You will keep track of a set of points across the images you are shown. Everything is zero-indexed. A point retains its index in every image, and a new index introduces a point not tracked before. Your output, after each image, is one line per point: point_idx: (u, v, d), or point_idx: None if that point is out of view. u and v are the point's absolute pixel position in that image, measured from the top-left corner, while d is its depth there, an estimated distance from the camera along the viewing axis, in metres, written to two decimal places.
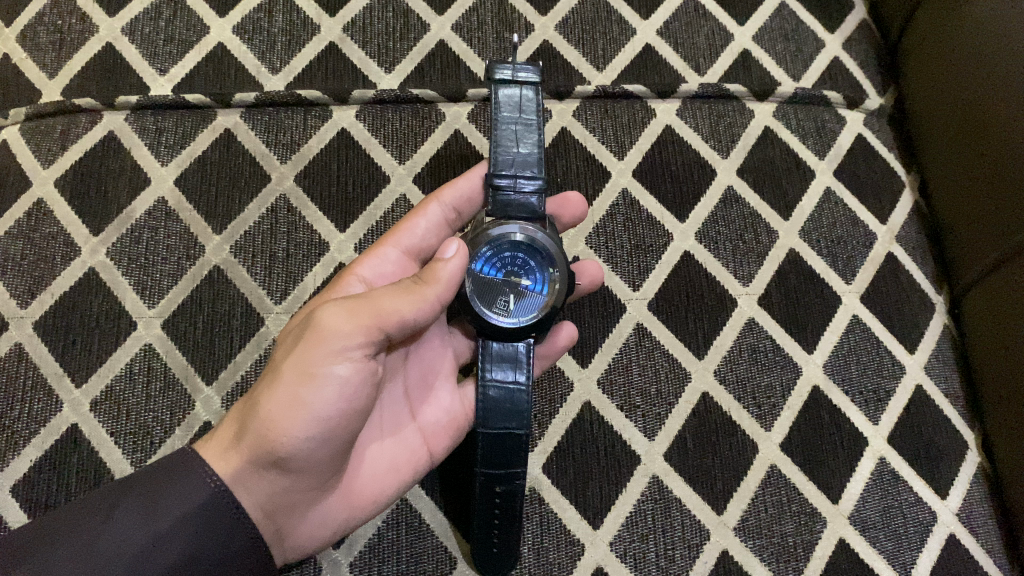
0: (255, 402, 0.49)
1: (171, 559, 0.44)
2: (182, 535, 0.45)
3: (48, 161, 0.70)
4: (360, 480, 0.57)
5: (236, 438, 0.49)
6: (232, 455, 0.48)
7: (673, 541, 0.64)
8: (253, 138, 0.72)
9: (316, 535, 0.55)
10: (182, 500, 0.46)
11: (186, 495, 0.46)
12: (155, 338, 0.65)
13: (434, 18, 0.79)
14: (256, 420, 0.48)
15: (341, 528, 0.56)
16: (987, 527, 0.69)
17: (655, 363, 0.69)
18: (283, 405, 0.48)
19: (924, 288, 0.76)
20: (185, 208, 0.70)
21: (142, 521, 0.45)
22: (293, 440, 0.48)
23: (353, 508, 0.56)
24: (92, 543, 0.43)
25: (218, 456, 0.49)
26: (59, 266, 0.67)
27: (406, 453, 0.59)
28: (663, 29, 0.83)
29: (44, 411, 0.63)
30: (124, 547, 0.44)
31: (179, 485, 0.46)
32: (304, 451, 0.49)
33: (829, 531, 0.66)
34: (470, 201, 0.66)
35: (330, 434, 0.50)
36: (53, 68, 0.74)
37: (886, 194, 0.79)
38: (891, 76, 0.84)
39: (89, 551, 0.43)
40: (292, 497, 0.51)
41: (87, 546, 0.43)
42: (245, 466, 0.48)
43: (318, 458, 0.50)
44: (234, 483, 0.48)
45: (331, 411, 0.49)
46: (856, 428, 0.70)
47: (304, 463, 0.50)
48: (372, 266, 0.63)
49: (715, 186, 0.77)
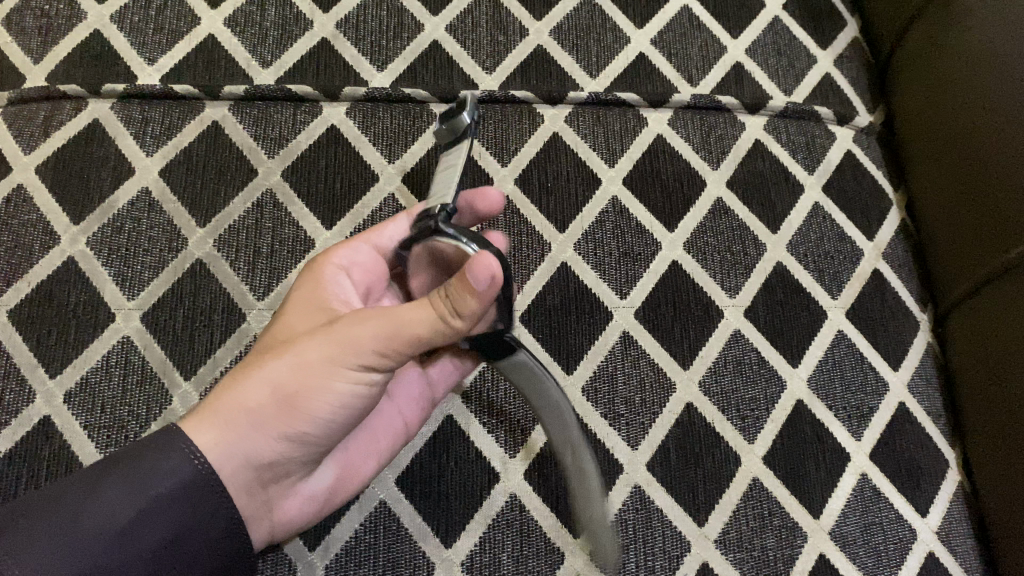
0: (274, 385, 0.49)
1: (155, 541, 0.45)
2: (164, 518, 0.45)
3: (30, 147, 0.69)
4: (347, 457, 0.58)
5: (242, 415, 0.49)
6: (242, 435, 0.49)
7: (653, 552, 0.64)
8: (241, 131, 0.71)
9: (305, 511, 0.56)
10: (160, 482, 0.45)
11: (168, 477, 0.46)
12: (134, 331, 0.64)
13: (428, 18, 0.79)
14: (277, 404, 0.49)
15: (327, 503, 0.58)
16: (966, 546, 0.69)
17: (640, 373, 0.69)
18: (308, 393, 0.49)
19: (909, 306, 0.76)
20: (169, 200, 0.69)
21: (121, 506, 0.44)
22: (311, 420, 0.50)
23: (341, 482, 0.58)
24: (68, 530, 0.43)
25: (224, 429, 0.49)
26: (38, 254, 0.66)
27: (386, 427, 0.60)
28: (657, 39, 0.83)
29: (16, 400, 0.61)
30: (107, 527, 0.43)
31: (156, 465, 0.46)
32: (315, 433, 0.51)
33: (810, 545, 0.66)
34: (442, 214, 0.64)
35: (340, 419, 0.52)
36: (38, 53, 0.73)
37: (874, 211, 0.79)
38: (881, 95, 0.85)
39: (72, 534, 0.43)
40: (290, 473, 0.53)
41: (64, 530, 0.43)
42: (254, 445, 0.49)
43: (328, 438, 0.52)
44: (239, 460, 0.49)
45: (350, 401, 0.51)
46: (839, 444, 0.70)
47: (314, 442, 0.52)
48: (347, 254, 0.60)
49: (705, 197, 0.76)
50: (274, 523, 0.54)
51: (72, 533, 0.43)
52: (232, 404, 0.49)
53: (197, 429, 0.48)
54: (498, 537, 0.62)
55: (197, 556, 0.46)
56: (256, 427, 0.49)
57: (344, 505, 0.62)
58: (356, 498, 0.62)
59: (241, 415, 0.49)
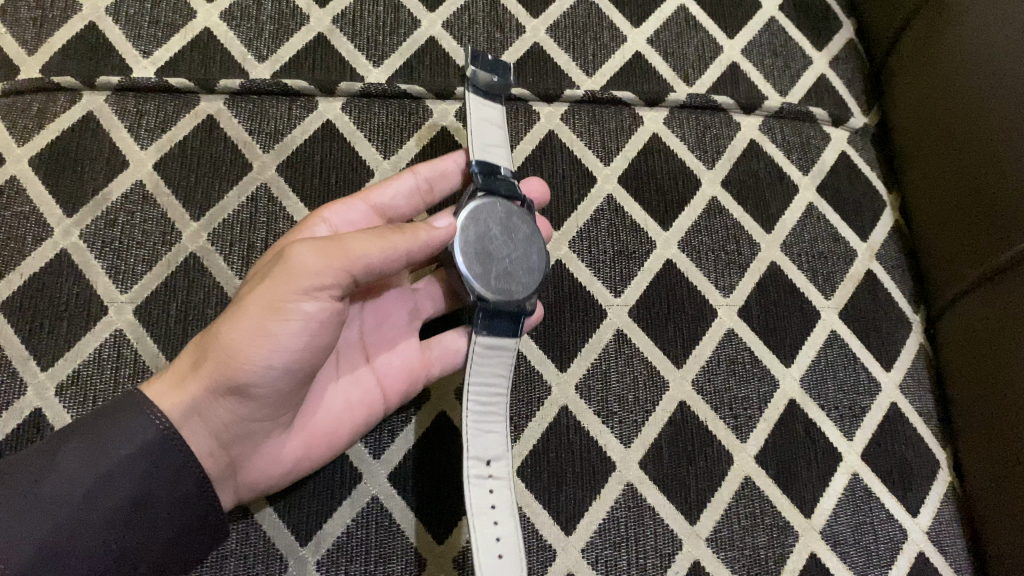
0: (221, 332, 0.51)
1: (116, 502, 0.46)
2: (125, 480, 0.46)
3: (23, 139, 0.68)
4: (314, 421, 0.59)
5: (195, 367, 0.52)
6: (196, 393, 0.51)
7: (645, 550, 0.64)
8: (236, 125, 0.71)
9: (271, 477, 0.57)
10: (124, 443, 0.47)
11: (128, 440, 0.47)
12: (126, 324, 0.64)
13: (425, 14, 0.79)
14: (217, 354, 0.51)
15: (298, 467, 0.58)
16: (956, 546, 0.69)
17: (634, 371, 0.69)
18: (250, 336, 0.50)
19: (902, 306, 0.76)
20: (163, 193, 0.68)
21: (85, 469, 0.46)
22: (255, 369, 0.51)
23: (310, 448, 0.58)
24: (35, 493, 0.45)
25: (177, 383, 0.51)
26: (30, 246, 0.65)
27: (361, 395, 0.61)
28: (654, 38, 0.83)
29: (8, 393, 0.61)
30: (70, 488, 0.45)
31: (122, 427, 0.47)
32: (261, 384, 0.51)
33: (801, 545, 0.66)
34: (447, 176, 0.66)
35: (289, 370, 0.52)
36: (33, 44, 0.72)
37: (867, 212, 0.80)
38: (876, 96, 0.85)
39: (38, 495, 0.45)
40: (253, 429, 0.54)
41: (32, 491, 0.45)
42: (205, 400, 0.51)
43: (276, 390, 0.52)
44: (196, 419, 0.51)
45: (291, 344, 0.51)
46: (831, 443, 0.70)
47: (265, 393, 0.52)
48: (337, 212, 0.62)
49: (700, 197, 0.77)
50: (239, 484, 0.55)
51: (39, 496, 0.45)
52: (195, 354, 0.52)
53: (157, 385, 0.51)
54: None
55: (162, 517, 0.48)
56: (203, 375, 0.51)
57: (336, 500, 0.61)
58: (349, 493, 0.62)
59: (194, 367, 0.51)
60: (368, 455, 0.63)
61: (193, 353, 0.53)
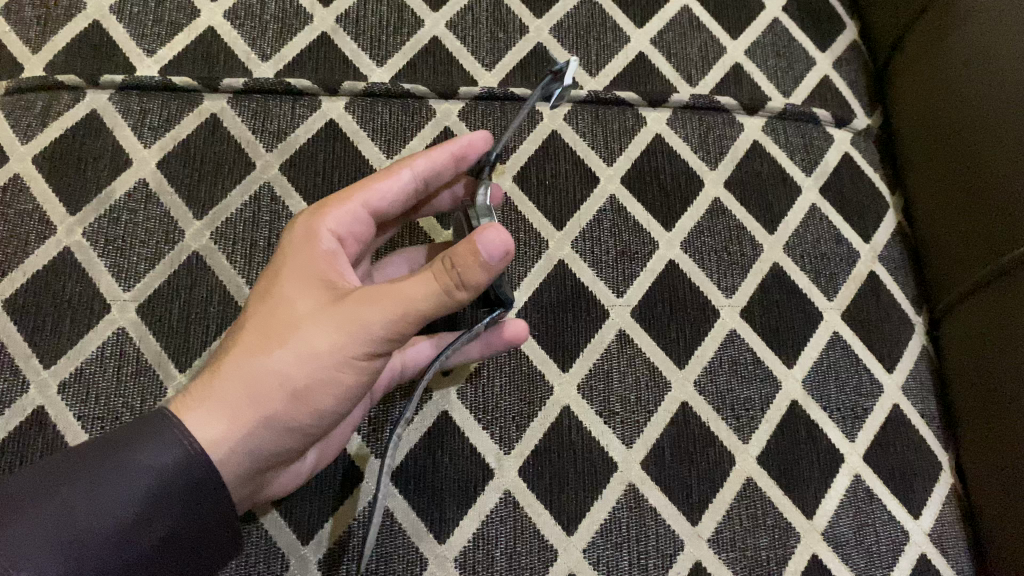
0: (282, 373, 0.49)
1: (149, 538, 0.43)
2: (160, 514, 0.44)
3: (27, 137, 0.68)
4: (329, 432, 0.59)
5: (247, 403, 0.48)
6: (252, 429, 0.48)
7: (646, 551, 0.64)
8: (239, 124, 0.71)
9: (283, 483, 0.57)
10: (150, 474, 0.44)
11: (159, 467, 0.44)
12: (129, 322, 0.64)
13: (428, 14, 0.79)
14: (282, 394, 0.49)
15: (304, 473, 0.59)
16: (958, 548, 0.69)
17: (636, 371, 0.69)
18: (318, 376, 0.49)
19: (904, 308, 0.76)
20: (166, 192, 0.68)
21: (114, 498, 0.43)
22: (316, 407, 0.50)
23: (321, 458, 0.60)
24: (62, 525, 0.41)
25: (231, 418, 0.48)
26: (34, 244, 0.65)
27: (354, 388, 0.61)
28: (657, 39, 0.83)
29: (10, 390, 0.61)
30: (99, 521, 0.42)
31: (150, 455, 0.44)
32: (317, 420, 0.51)
33: (802, 546, 0.66)
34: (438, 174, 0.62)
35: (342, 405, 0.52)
36: (37, 43, 0.72)
37: (870, 214, 0.80)
38: (879, 97, 0.85)
39: (66, 528, 0.41)
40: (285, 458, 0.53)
41: (57, 525, 0.41)
42: (258, 436, 0.49)
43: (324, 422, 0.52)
44: (248, 454, 0.49)
45: (352, 388, 0.51)
46: (833, 445, 0.70)
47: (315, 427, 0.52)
48: (338, 220, 0.57)
49: (703, 198, 0.76)
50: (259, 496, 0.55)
51: (66, 528, 0.41)
52: (237, 387, 0.49)
53: (197, 420, 0.47)
54: (491, 533, 0.62)
55: (190, 545, 0.46)
56: (264, 416, 0.49)
57: (338, 500, 0.61)
58: (350, 492, 0.62)
59: (247, 403, 0.48)
60: (370, 455, 0.63)
61: (237, 386, 0.49)
